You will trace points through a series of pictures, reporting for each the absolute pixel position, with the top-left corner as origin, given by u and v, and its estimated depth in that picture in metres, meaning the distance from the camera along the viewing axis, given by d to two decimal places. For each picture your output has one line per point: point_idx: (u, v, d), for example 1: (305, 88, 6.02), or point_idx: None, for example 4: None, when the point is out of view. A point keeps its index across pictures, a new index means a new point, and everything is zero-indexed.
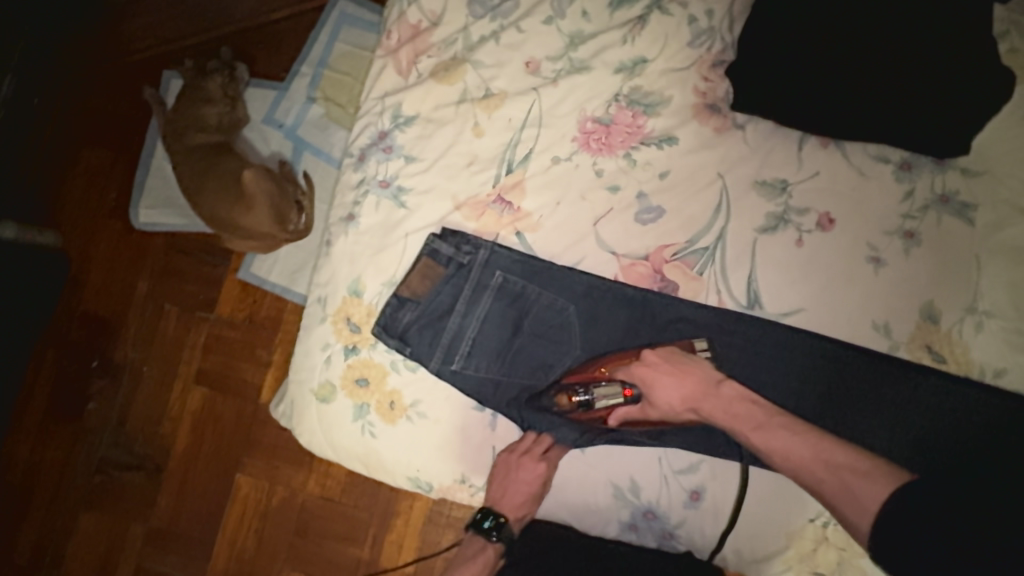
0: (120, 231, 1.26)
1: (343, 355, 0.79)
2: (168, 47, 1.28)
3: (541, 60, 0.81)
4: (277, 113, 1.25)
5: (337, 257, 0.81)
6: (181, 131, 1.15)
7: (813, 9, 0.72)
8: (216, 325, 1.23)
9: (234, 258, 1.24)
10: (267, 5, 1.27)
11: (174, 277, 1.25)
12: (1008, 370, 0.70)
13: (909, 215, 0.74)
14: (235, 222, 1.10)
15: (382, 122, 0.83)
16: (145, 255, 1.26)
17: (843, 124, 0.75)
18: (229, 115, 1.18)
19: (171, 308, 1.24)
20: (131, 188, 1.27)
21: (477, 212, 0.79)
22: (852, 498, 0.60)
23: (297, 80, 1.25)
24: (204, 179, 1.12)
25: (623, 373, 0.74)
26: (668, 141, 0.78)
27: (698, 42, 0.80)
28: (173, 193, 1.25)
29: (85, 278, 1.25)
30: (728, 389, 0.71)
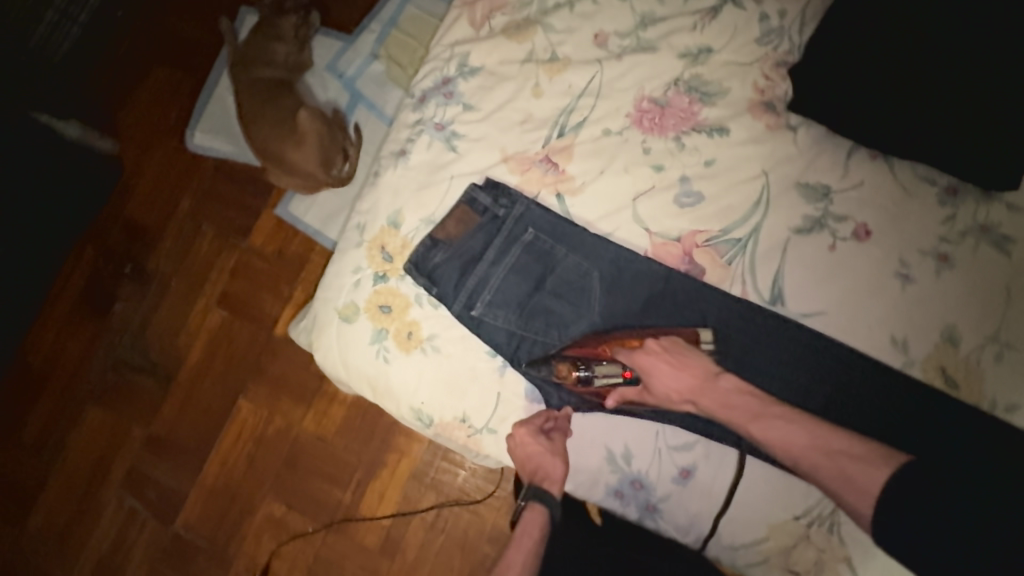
0: (175, 147, 1.32)
1: (372, 281, 0.82)
2: None
3: (610, 34, 0.84)
4: (341, 60, 1.30)
5: (382, 189, 0.84)
6: (248, 62, 1.19)
7: (871, 38, 0.73)
8: (248, 253, 1.27)
9: (275, 194, 1.29)
10: None
11: (216, 201, 1.30)
12: (1021, 405, 0.70)
13: (945, 239, 0.74)
14: (283, 155, 1.14)
15: (447, 68, 0.86)
16: (194, 173, 1.31)
17: (898, 139, 0.75)
18: (295, 56, 1.23)
19: (207, 228, 1.29)
20: (192, 108, 1.32)
21: (522, 167, 0.82)
22: (849, 481, 0.64)
23: (366, 35, 1.30)
24: (262, 111, 1.17)
25: (625, 355, 0.76)
26: (718, 132, 0.80)
27: (765, 40, 0.81)
28: (229, 122, 1.29)
29: (134, 186, 1.31)
30: (724, 381, 0.72)
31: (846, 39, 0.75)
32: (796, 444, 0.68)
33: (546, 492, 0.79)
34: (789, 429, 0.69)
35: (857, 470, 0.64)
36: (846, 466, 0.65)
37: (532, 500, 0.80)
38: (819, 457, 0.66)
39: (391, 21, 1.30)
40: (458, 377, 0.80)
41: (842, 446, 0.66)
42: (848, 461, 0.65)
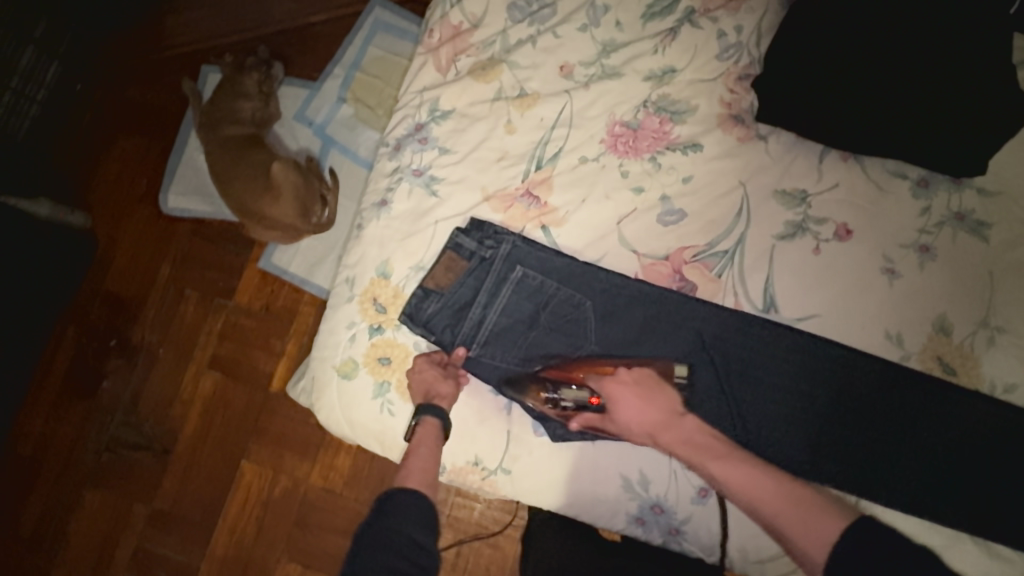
0: (150, 214, 1.31)
1: (367, 335, 0.81)
2: (211, 43, 1.34)
3: (574, 65, 0.85)
4: (309, 110, 1.30)
5: (367, 241, 0.84)
6: (216, 122, 1.19)
7: (833, 52, 0.75)
8: (234, 311, 1.26)
9: (256, 248, 1.28)
10: (308, 9, 1.35)
11: (197, 263, 1.29)
12: (1019, 384, 0.72)
13: (923, 230, 0.76)
14: (260, 210, 1.14)
15: (418, 115, 0.86)
16: (172, 238, 1.30)
17: (868, 141, 0.77)
18: (262, 110, 1.22)
19: (191, 292, 1.28)
20: (163, 173, 1.31)
21: (504, 205, 0.82)
22: (808, 530, 0.60)
23: (330, 82, 1.31)
24: (234, 169, 1.16)
25: (594, 383, 0.74)
26: (692, 148, 0.82)
27: (726, 56, 0.83)
28: (203, 183, 1.29)
29: (111, 258, 1.29)
30: (689, 422, 0.71)
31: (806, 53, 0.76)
32: (760, 487, 0.65)
33: (442, 406, 0.75)
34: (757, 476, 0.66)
35: (815, 518, 0.60)
36: (810, 516, 0.61)
37: (425, 414, 0.74)
38: (786, 507, 0.63)
39: (354, 66, 1.32)
40: (466, 421, 0.79)
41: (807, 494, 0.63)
42: (811, 510, 0.62)
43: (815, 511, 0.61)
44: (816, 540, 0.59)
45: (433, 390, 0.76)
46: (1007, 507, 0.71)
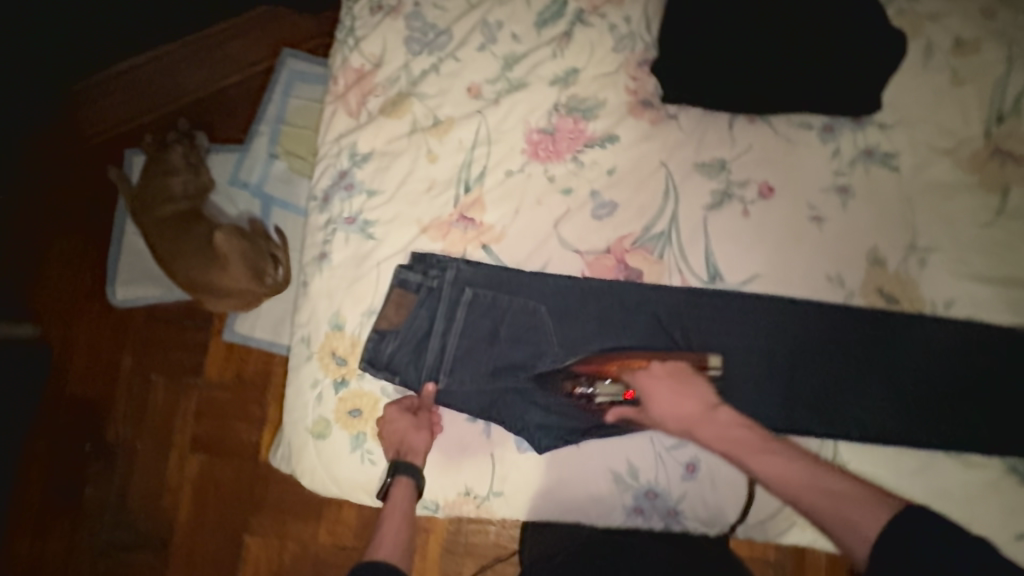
0: (100, 311, 1.26)
1: (333, 390, 0.80)
2: (127, 127, 1.32)
3: (481, 84, 0.87)
4: (242, 173, 1.29)
5: (315, 296, 0.84)
6: (148, 204, 1.18)
7: (714, 27, 0.80)
8: (207, 389, 1.23)
9: (217, 321, 1.26)
10: (218, 73, 1.33)
11: (159, 349, 1.26)
12: (957, 297, 0.74)
13: (839, 173, 0.79)
14: (211, 282, 1.12)
15: (339, 163, 0.86)
16: (127, 331, 1.26)
17: (771, 101, 0.80)
18: (194, 181, 1.20)
19: (158, 380, 1.24)
20: (105, 268, 1.27)
21: (442, 232, 0.83)
22: (849, 526, 0.57)
23: (258, 140, 1.30)
24: (176, 248, 1.14)
25: (628, 376, 0.73)
26: (609, 140, 0.84)
27: (621, 47, 0.86)
28: (150, 267, 1.27)
29: (68, 363, 1.24)
30: (724, 414, 0.68)
31: (691, 32, 0.81)
32: (792, 479, 0.62)
33: (415, 464, 0.76)
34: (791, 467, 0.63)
35: (852, 510, 0.57)
36: (847, 509, 0.58)
37: (399, 473, 0.75)
38: (819, 497, 0.60)
39: (279, 120, 1.31)
40: (448, 453, 0.79)
41: (839, 484, 0.60)
42: (848, 502, 0.58)
43: (851, 505, 0.58)
44: (853, 531, 0.56)
45: (406, 443, 0.76)
46: (978, 420, 0.72)
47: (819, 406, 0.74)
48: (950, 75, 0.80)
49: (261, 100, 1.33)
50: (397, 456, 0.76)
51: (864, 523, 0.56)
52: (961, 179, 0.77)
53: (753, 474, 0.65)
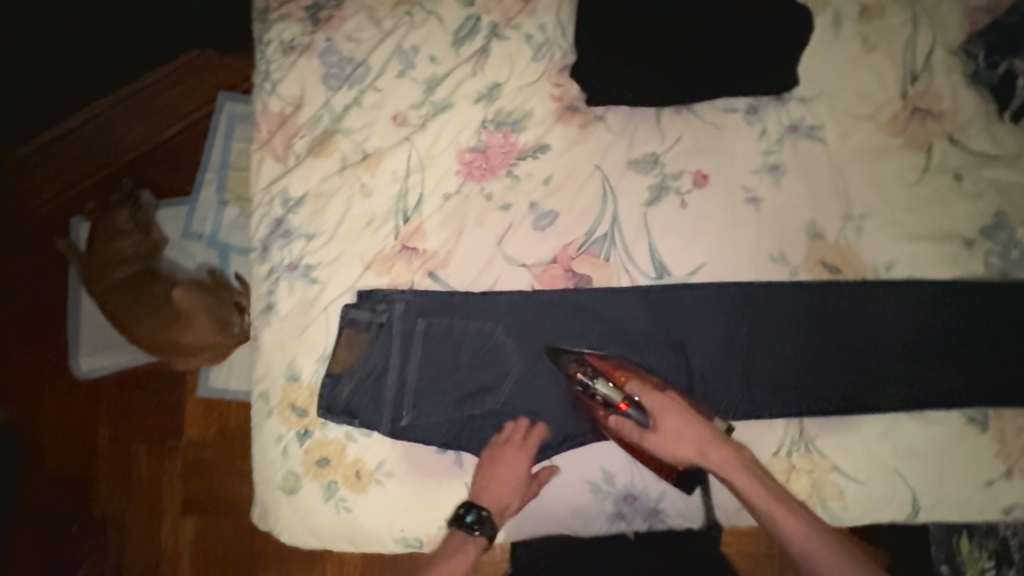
0: (67, 386, 1.22)
1: (298, 442, 0.79)
2: (66, 194, 1.26)
3: (406, 111, 0.86)
4: (195, 225, 1.26)
5: (268, 349, 0.82)
6: (101, 270, 1.14)
7: (625, 26, 0.80)
8: (189, 449, 1.20)
9: (191, 377, 1.22)
10: (159, 124, 1.28)
11: (134, 416, 1.22)
12: (897, 259, 0.76)
13: (768, 151, 0.80)
14: (177, 340, 1.11)
15: (273, 210, 0.85)
16: (99, 403, 1.22)
17: (693, 90, 0.80)
18: (144, 242, 1.17)
19: (139, 447, 1.21)
20: (66, 341, 1.23)
21: (386, 266, 0.82)
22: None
23: (206, 190, 1.27)
24: (136, 313, 1.11)
25: (637, 391, 0.74)
26: (540, 150, 0.84)
27: (540, 55, 0.86)
28: (111, 334, 1.22)
29: (42, 445, 1.21)
30: (738, 450, 0.70)
31: (604, 33, 0.81)
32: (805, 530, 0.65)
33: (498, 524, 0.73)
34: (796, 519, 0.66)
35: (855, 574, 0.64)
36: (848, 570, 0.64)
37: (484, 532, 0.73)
38: (825, 553, 0.65)
39: (224, 166, 1.28)
40: (422, 488, 0.77)
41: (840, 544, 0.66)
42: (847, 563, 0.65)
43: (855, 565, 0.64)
44: None
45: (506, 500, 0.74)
46: (935, 376, 0.72)
47: (780, 385, 0.74)
48: (861, 41, 0.81)
49: (202, 146, 1.29)
50: (490, 510, 0.73)
51: None
52: (886, 142, 0.79)
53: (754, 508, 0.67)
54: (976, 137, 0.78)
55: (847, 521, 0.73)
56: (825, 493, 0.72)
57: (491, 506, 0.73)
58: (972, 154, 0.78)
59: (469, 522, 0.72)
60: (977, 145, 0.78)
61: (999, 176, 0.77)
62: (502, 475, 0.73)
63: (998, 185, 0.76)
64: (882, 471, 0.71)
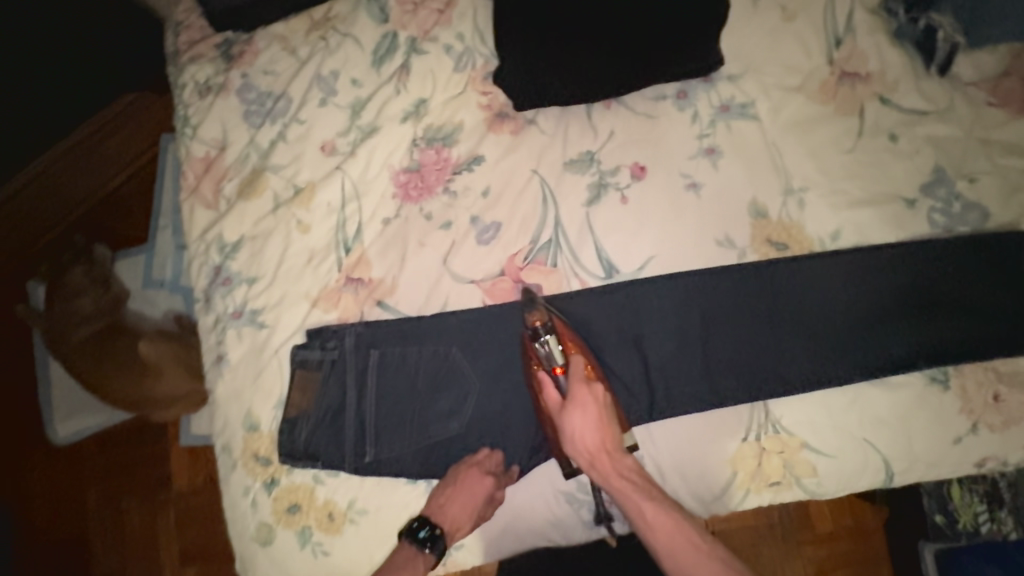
0: (48, 454, 1.18)
1: (265, 492, 0.77)
2: (18, 258, 1.21)
3: (333, 139, 0.84)
4: (156, 272, 1.21)
5: (223, 402, 0.80)
6: (63, 331, 1.09)
7: (542, 26, 0.78)
8: (182, 498, 1.16)
9: (173, 427, 1.19)
10: (104, 173, 1.23)
11: (121, 471, 1.18)
12: (842, 228, 0.75)
13: (703, 135, 0.79)
14: (149, 394, 1.07)
15: (211, 258, 0.83)
16: (83, 465, 1.18)
17: (619, 82, 0.79)
18: (105, 295, 1.12)
19: (130, 503, 1.17)
20: (40, 408, 1.19)
21: (333, 301, 0.80)
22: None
23: (161, 235, 1.22)
24: (105, 370, 1.07)
25: (574, 370, 0.70)
26: (475, 162, 0.82)
27: (462, 65, 0.84)
28: (86, 396, 1.18)
29: (28, 517, 1.16)
30: (631, 462, 0.69)
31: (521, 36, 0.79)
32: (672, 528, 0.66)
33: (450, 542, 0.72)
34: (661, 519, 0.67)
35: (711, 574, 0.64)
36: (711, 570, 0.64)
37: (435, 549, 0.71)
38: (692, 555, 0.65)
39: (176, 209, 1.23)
40: (397, 523, 0.76)
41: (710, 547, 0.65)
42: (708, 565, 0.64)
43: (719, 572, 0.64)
44: None
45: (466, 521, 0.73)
46: (892, 340, 0.72)
47: (740, 370, 0.74)
48: (781, 13, 0.81)
49: (154, 192, 1.24)
50: (445, 531, 0.72)
51: None
52: (818, 111, 0.78)
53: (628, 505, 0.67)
54: (907, 94, 0.77)
55: (824, 495, 0.73)
56: (798, 471, 0.72)
57: (446, 525, 0.72)
58: (904, 112, 0.77)
59: (423, 536, 0.71)
60: (908, 102, 0.77)
61: (933, 131, 0.76)
62: (466, 492, 0.72)
63: (933, 139, 0.76)
64: (852, 443, 0.71)
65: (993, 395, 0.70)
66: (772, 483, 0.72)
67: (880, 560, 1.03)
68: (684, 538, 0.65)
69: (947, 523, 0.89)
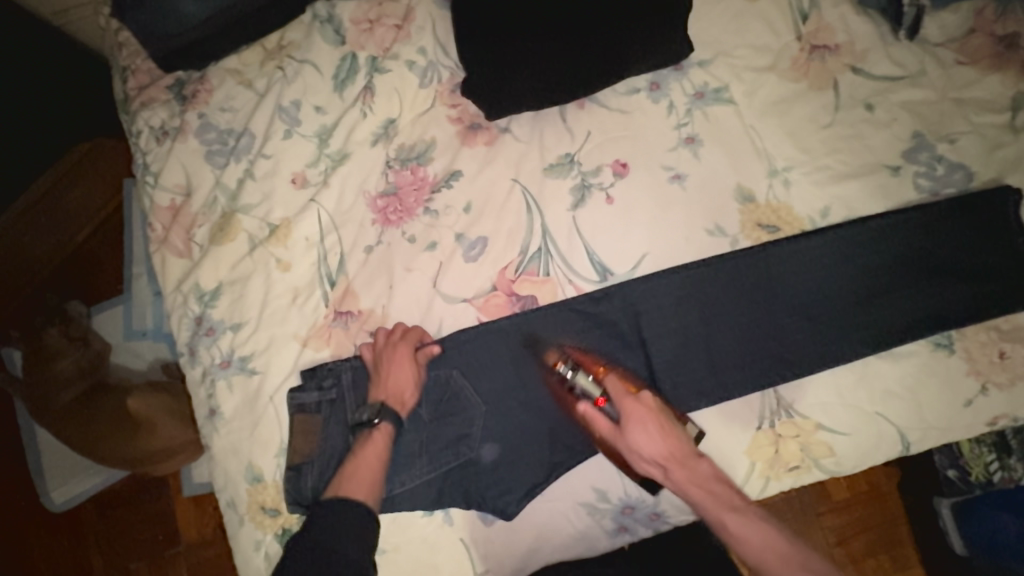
0: (44, 527, 1.13)
1: (278, 544, 0.74)
2: None
3: (304, 170, 0.81)
4: (134, 323, 1.16)
5: (222, 457, 0.77)
6: (43, 398, 1.03)
7: (504, 32, 0.76)
8: (190, 552, 1.12)
9: (172, 480, 1.15)
10: (69, 227, 1.18)
11: (124, 534, 1.13)
12: (830, 205, 0.75)
13: (680, 125, 0.77)
14: (143, 451, 1.03)
15: (191, 309, 0.80)
16: (83, 534, 1.13)
17: (590, 82, 0.77)
18: (87, 353, 1.06)
19: (136, 567, 1.11)
20: (30, 480, 1.14)
21: (324, 338, 0.77)
22: None
23: (137, 283, 1.17)
24: (95, 433, 1.02)
25: (614, 387, 0.68)
26: (453, 178, 0.79)
27: (427, 80, 0.81)
28: (76, 459, 1.13)
29: None
30: (705, 466, 0.65)
31: (485, 45, 0.77)
32: (769, 543, 0.61)
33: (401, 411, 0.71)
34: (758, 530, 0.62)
35: None
36: None
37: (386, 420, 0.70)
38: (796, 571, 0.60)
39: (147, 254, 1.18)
40: (418, 556, 0.74)
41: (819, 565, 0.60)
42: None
43: None
44: None
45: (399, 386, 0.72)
46: (894, 311, 0.72)
47: (746, 358, 0.73)
48: None
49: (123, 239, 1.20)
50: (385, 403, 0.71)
51: None
52: (792, 89, 0.77)
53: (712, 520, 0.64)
54: (877, 62, 0.77)
55: (844, 473, 0.72)
56: (816, 453, 0.71)
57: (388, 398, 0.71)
58: (877, 80, 0.76)
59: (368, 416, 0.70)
60: (880, 70, 0.77)
61: (908, 96, 0.76)
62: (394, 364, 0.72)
63: (908, 105, 0.75)
64: (866, 418, 0.71)
65: (998, 354, 0.70)
66: (792, 469, 0.71)
67: (897, 519, 1.01)
68: (775, 546, 0.61)
69: (961, 478, 0.85)
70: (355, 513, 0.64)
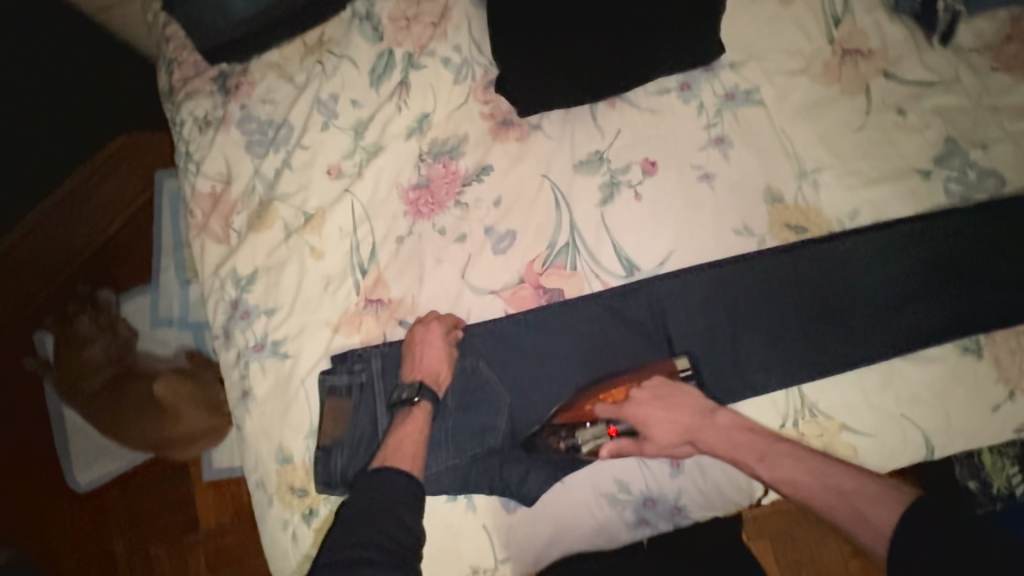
0: (71, 506, 1.16)
1: (305, 524, 0.76)
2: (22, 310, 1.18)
3: (339, 162, 0.83)
4: (162, 310, 1.18)
5: (253, 438, 0.79)
6: (75, 381, 1.07)
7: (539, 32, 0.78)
8: (209, 536, 1.14)
9: (194, 466, 1.17)
10: (104, 218, 1.21)
11: (147, 516, 1.16)
12: (859, 207, 0.75)
13: (710, 125, 0.78)
14: (168, 436, 1.05)
15: (227, 293, 0.82)
16: (108, 514, 1.16)
17: (620, 82, 0.79)
18: (115, 340, 1.11)
19: (159, 549, 1.14)
20: (58, 460, 1.17)
21: (355, 324, 0.79)
22: (865, 524, 0.59)
23: (164, 276, 1.20)
24: (122, 414, 1.05)
25: (605, 412, 0.72)
26: (484, 172, 0.81)
27: (462, 77, 0.83)
28: (102, 443, 1.16)
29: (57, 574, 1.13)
30: (722, 418, 0.69)
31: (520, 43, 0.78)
32: (802, 480, 0.64)
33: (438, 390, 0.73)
34: (796, 467, 0.65)
35: (867, 508, 0.59)
36: (862, 508, 0.60)
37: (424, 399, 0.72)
38: (833, 496, 0.62)
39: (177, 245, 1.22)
40: (440, 541, 0.75)
41: (852, 485, 0.62)
42: (859, 500, 0.60)
43: (868, 505, 0.60)
44: (869, 528, 0.58)
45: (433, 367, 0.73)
46: (918, 314, 0.72)
47: (771, 357, 0.73)
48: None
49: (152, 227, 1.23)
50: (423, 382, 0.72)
51: (879, 520, 0.58)
52: (822, 92, 0.78)
53: (768, 480, 0.66)
54: (909, 67, 0.77)
55: None
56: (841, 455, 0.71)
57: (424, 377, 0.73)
58: (908, 85, 0.77)
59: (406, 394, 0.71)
60: (911, 75, 0.77)
61: (940, 101, 0.76)
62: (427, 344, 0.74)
63: (941, 110, 0.76)
64: (892, 421, 0.70)
65: None
66: None
67: None
68: (806, 470, 0.64)
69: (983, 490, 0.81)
70: (400, 482, 0.66)
